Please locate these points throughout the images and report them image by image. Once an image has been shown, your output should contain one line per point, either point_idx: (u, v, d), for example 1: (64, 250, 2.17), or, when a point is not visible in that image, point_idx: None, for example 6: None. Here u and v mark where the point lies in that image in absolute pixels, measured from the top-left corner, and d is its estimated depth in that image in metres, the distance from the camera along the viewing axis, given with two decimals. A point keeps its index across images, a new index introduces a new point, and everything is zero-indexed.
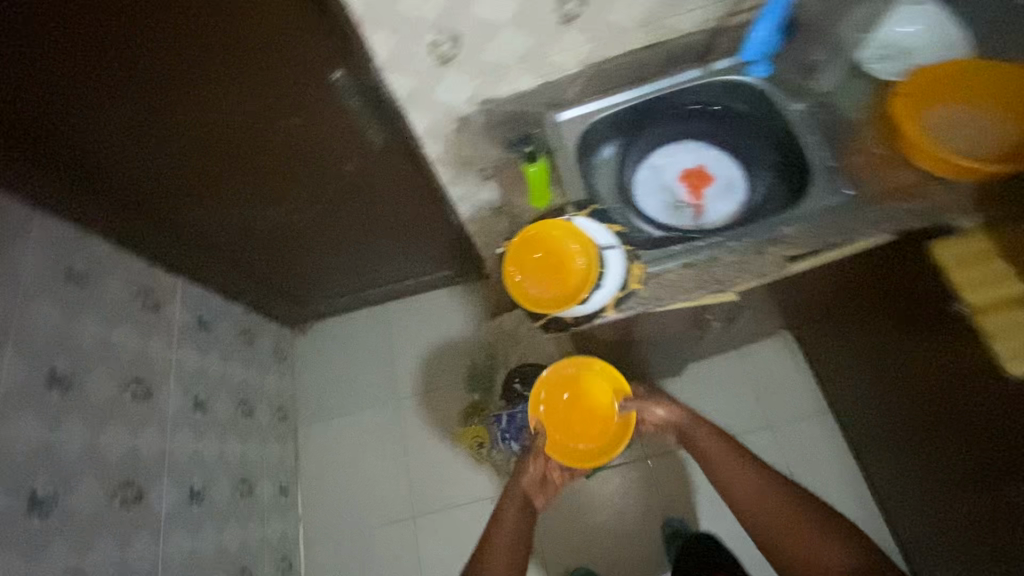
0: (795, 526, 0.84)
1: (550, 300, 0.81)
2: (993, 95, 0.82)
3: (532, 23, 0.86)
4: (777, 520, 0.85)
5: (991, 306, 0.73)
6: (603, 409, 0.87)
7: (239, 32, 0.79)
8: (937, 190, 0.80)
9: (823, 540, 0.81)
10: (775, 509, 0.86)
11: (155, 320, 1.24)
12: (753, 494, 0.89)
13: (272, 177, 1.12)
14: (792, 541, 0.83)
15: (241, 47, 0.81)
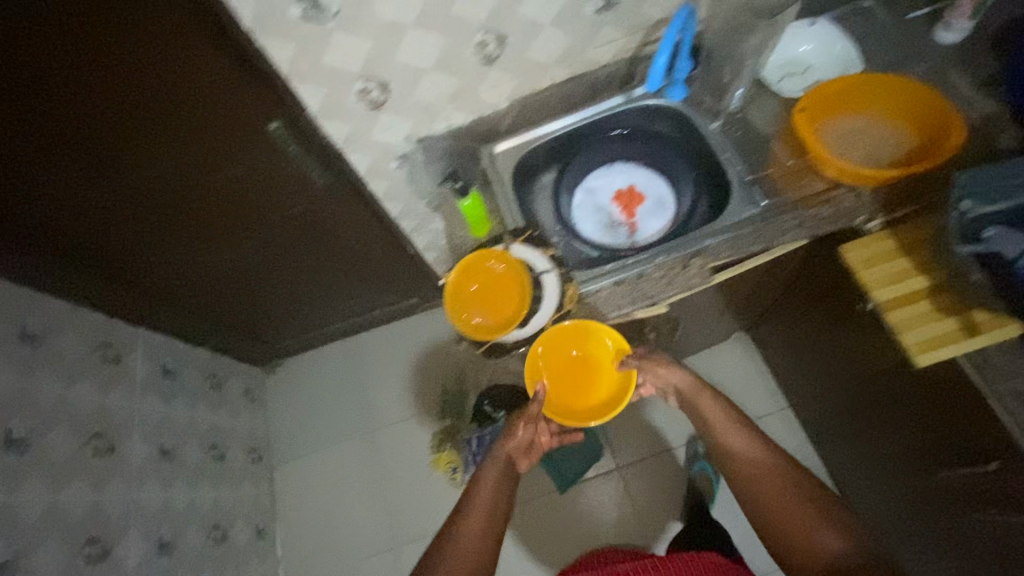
0: (797, 506, 0.71)
1: (489, 326, 0.86)
2: (886, 108, 0.90)
3: (456, 66, 0.90)
4: (777, 498, 0.72)
5: (895, 301, 0.78)
6: (602, 368, 0.87)
7: (173, 92, 0.82)
8: (844, 197, 0.86)
9: (825, 524, 0.68)
10: (778, 485, 0.72)
11: (115, 373, 1.25)
12: (756, 467, 0.75)
13: (222, 223, 1.14)
14: (795, 523, 0.70)
15: (178, 106, 0.85)
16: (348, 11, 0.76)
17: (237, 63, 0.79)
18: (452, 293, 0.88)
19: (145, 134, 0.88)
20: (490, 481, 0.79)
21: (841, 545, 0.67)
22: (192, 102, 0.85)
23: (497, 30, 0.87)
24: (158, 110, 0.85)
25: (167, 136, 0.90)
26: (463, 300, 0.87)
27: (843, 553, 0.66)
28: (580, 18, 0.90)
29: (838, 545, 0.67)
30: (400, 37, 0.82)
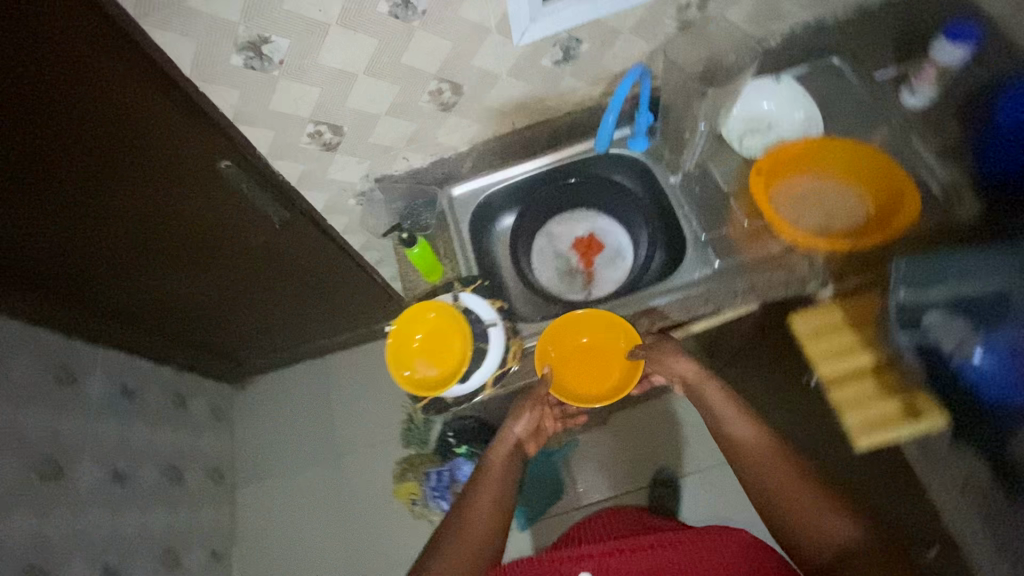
0: (808, 491, 0.65)
1: (431, 382, 0.84)
2: (843, 173, 0.88)
3: (410, 112, 0.89)
4: (787, 484, 0.66)
5: (840, 378, 0.82)
6: (613, 352, 0.86)
7: (118, 143, 0.77)
8: (799, 262, 0.84)
9: (835, 510, 0.64)
10: (789, 472, 0.67)
11: (70, 395, 1.23)
12: (763, 454, 0.70)
13: (179, 256, 1.11)
14: (803, 508, 0.64)
15: (123, 155, 0.80)
16: (294, 61, 0.74)
17: (180, 107, 0.75)
18: (394, 346, 0.85)
19: (92, 185, 0.83)
20: (495, 469, 0.79)
21: (853, 533, 0.62)
22: (138, 151, 0.80)
23: (452, 79, 0.85)
24: (104, 162, 0.80)
25: (116, 185, 0.85)
26: (405, 352, 0.85)
27: (854, 540, 0.61)
28: (538, 70, 0.89)
29: (848, 532, 0.62)
30: (351, 85, 0.81)
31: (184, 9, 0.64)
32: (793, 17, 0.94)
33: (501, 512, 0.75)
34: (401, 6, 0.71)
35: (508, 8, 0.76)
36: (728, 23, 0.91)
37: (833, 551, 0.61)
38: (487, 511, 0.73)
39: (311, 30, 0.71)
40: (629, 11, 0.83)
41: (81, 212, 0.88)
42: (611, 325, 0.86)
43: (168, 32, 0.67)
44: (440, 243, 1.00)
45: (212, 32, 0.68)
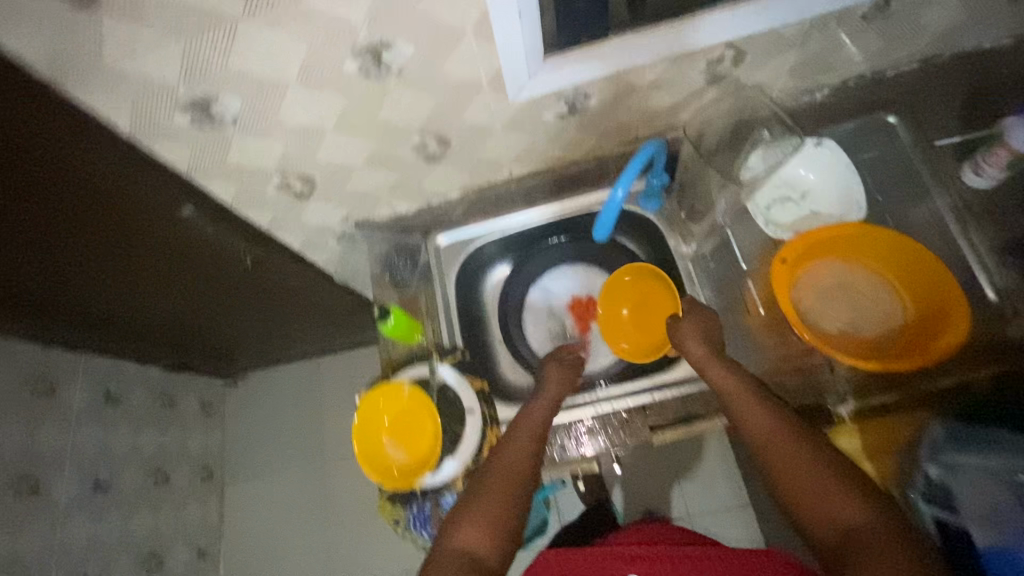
0: (813, 470, 0.59)
1: (409, 471, 0.76)
2: (881, 265, 0.77)
3: (392, 163, 0.79)
4: (789, 459, 0.61)
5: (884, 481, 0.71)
6: (638, 295, 0.87)
7: (66, 191, 0.67)
8: (819, 372, 0.75)
9: (839, 488, 0.57)
10: (795, 448, 0.61)
11: (47, 407, 1.21)
12: (765, 429, 0.64)
13: (152, 283, 1.03)
14: (804, 486, 0.59)
15: (75, 202, 0.69)
16: (249, 119, 0.64)
17: (128, 157, 0.65)
18: (362, 444, 0.77)
19: (48, 229, 0.74)
20: (525, 424, 0.72)
21: (859, 515, 0.54)
22: (92, 198, 0.70)
23: (438, 133, 0.74)
24: (57, 209, 0.70)
25: (73, 227, 0.75)
26: (376, 447, 0.77)
27: (856, 521, 0.54)
28: (539, 123, 0.77)
29: (858, 516, 0.54)
30: (320, 139, 0.71)
31: (109, 73, 0.54)
32: (846, 69, 0.80)
33: (533, 464, 0.68)
34: (372, 64, 0.60)
35: (502, 66, 0.64)
36: (767, 77, 0.78)
37: (835, 535, 0.55)
38: (510, 466, 0.66)
39: (267, 88, 0.61)
40: (648, 66, 0.70)
41: (40, 250, 0.79)
42: (615, 282, 0.89)
43: (94, 96, 0.56)
44: (423, 298, 0.91)
45: (148, 94, 0.57)
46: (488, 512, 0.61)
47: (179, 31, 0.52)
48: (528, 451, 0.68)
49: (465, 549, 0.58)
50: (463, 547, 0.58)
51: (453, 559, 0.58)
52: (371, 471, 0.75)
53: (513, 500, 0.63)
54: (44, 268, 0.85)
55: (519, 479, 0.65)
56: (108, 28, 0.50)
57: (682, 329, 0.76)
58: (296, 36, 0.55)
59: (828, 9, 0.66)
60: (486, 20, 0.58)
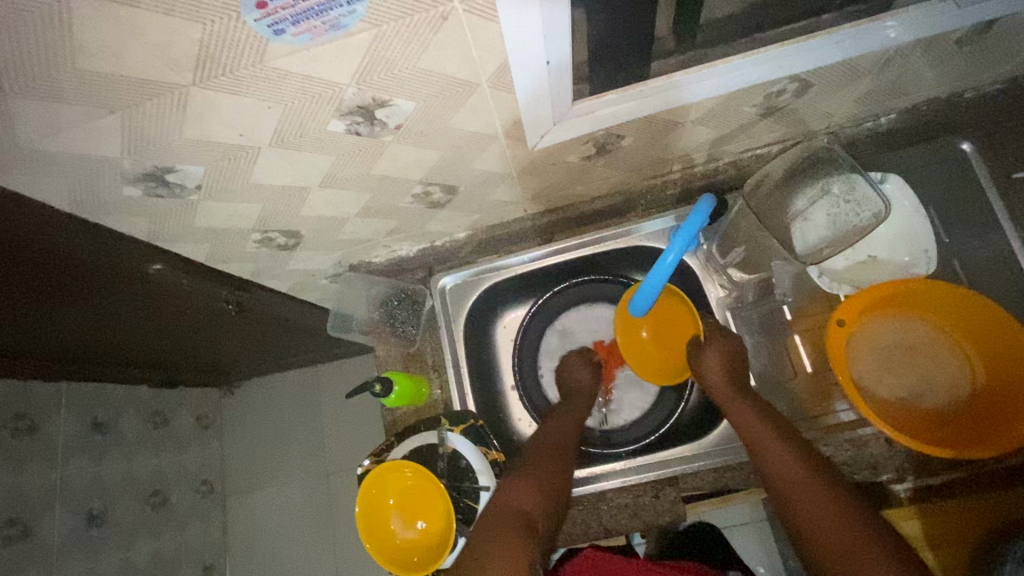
0: (834, 527, 0.52)
1: (428, 555, 0.69)
2: (949, 328, 0.68)
3: (389, 211, 0.68)
4: (819, 509, 0.53)
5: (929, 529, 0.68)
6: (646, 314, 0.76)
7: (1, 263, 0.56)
8: (875, 446, 0.66)
9: (871, 544, 0.49)
10: (825, 498, 0.54)
11: (30, 447, 1.12)
12: (791, 478, 0.57)
13: (124, 327, 0.91)
14: (832, 537, 0.51)
15: (18, 271, 0.59)
16: (216, 185, 0.53)
17: (73, 230, 0.54)
18: (373, 537, 0.70)
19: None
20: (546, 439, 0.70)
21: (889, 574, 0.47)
22: (36, 264, 0.59)
23: (444, 182, 0.63)
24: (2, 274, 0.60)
25: (21, 289, 0.64)
26: (387, 535, 0.70)
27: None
28: (561, 165, 0.66)
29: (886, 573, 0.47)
30: (303, 197, 0.59)
31: (33, 152, 0.42)
32: (919, 92, 0.68)
33: (564, 477, 0.66)
34: (363, 123, 0.48)
35: (523, 115, 0.53)
36: (826, 107, 0.66)
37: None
38: (555, 451, 0.68)
39: (234, 154, 0.49)
40: (694, 105, 0.58)
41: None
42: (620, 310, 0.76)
43: (20, 176, 0.44)
44: (430, 350, 0.83)
45: (88, 169, 0.46)
46: (542, 483, 0.63)
47: (115, 105, 0.40)
48: (564, 448, 0.69)
49: (517, 505, 0.60)
50: (517, 504, 0.60)
51: (504, 509, 0.60)
52: (387, 562, 0.69)
53: (552, 495, 0.63)
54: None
55: (563, 469, 0.67)
56: (20, 106, 0.38)
57: (706, 360, 0.69)
58: (266, 100, 0.43)
59: (918, 37, 0.54)
60: (505, 71, 0.46)
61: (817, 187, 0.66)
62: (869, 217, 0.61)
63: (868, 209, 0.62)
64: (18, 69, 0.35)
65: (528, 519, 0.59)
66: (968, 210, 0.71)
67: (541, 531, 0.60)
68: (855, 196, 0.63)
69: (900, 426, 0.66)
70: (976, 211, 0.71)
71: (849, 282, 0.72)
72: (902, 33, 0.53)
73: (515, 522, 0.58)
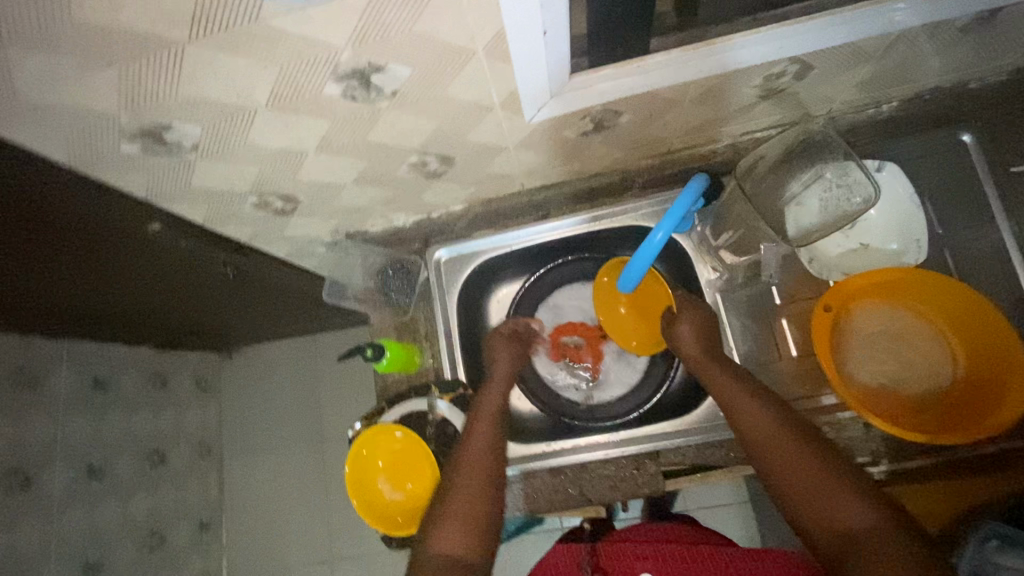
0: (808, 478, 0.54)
1: (412, 515, 0.72)
2: (937, 316, 0.68)
3: (385, 179, 0.69)
4: (796, 461, 0.55)
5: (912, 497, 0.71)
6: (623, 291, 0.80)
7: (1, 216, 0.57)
8: (854, 430, 0.68)
9: (844, 487, 0.52)
10: (802, 452, 0.55)
11: (31, 400, 1.14)
12: (767, 432, 0.58)
13: (124, 287, 0.93)
14: (809, 491, 0.53)
15: (19, 225, 0.60)
16: (213, 145, 0.53)
17: (71, 184, 0.54)
18: (360, 495, 0.73)
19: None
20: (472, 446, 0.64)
21: (866, 521, 0.50)
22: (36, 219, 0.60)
23: (440, 152, 0.64)
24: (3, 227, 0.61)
25: (21, 243, 0.65)
26: (374, 495, 0.73)
27: (863, 527, 0.49)
28: (558, 140, 0.66)
29: (863, 520, 0.50)
30: (300, 162, 0.60)
31: (31, 105, 0.43)
32: (922, 80, 0.67)
33: (491, 504, 0.60)
34: (359, 87, 0.49)
35: (519, 86, 0.53)
36: (827, 91, 0.66)
37: (841, 536, 0.50)
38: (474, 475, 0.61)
39: (230, 114, 0.49)
40: (692, 84, 0.58)
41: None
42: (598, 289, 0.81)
43: (18, 128, 0.45)
44: (422, 320, 0.84)
45: (84, 124, 0.47)
46: (469, 510, 0.58)
47: (110, 59, 0.40)
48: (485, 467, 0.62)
49: (447, 557, 0.55)
50: (446, 556, 0.55)
51: (434, 566, 0.54)
52: (374, 519, 0.72)
53: (483, 528, 0.58)
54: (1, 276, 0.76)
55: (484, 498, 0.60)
56: (17, 57, 0.38)
57: (680, 330, 0.71)
58: (262, 60, 0.43)
59: (921, 22, 0.54)
60: (501, 40, 0.46)
61: (812, 172, 0.67)
62: (859, 202, 0.61)
63: (860, 192, 0.61)
64: (13, 19, 0.35)
65: (462, 569, 0.54)
66: (963, 202, 0.71)
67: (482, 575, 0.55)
68: (847, 180, 0.63)
69: (883, 412, 0.67)
70: (972, 203, 0.71)
71: (840, 268, 0.72)
72: (904, 17, 0.53)
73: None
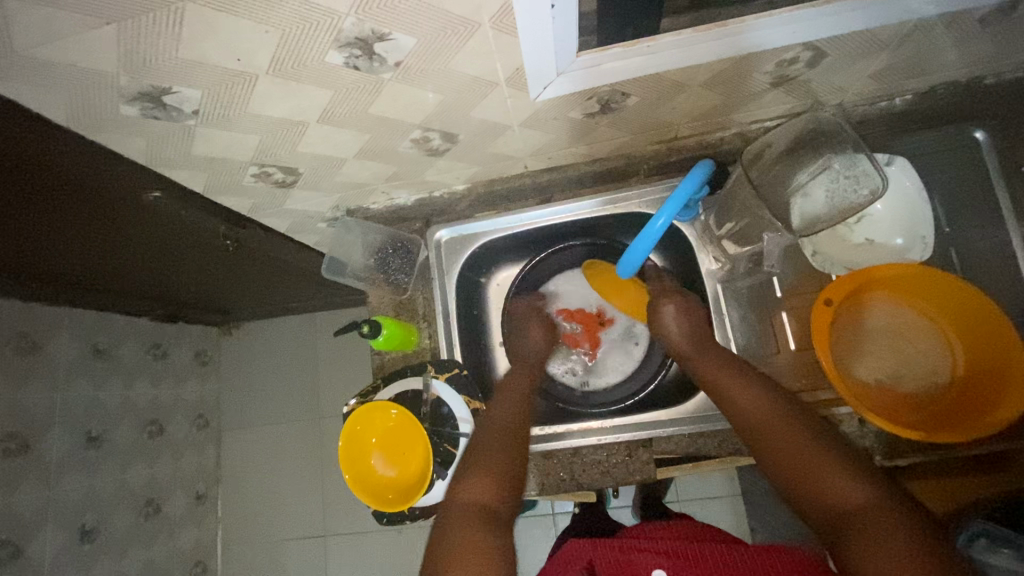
0: (806, 458, 0.55)
1: (403, 493, 0.72)
2: (940, 315, 0.68)
3: (387, 154, 0.68)
4: (793, 440, 0.57)
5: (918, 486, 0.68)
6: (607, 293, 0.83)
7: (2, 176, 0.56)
8: (848, 424, 0.67)
9: (840, 466, 0.54)
10: (800, 434, 0.57)
11: (32, 366, 1.15)
12: (767, 415, 0.60)
13: (124, 255, 0.93)
14: (806, 468, 0.55)
15: (18, 186, 0.59)
16: (213, 111, 0.53)
17: (69, 145, 0.54)
18: (352, 469, 0.72)
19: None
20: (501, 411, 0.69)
21: (857, 494, 0.51)
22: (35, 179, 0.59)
23: (443, 128, 0.63)
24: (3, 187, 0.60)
25: (21, 205, 0.65)
26: (367, 471, 0.73)
27: (852, 498, 0.51)
28: (563, 121, 0.65)
29: (855, 494, 0.51)
30: (301, 133, 0.59)
31: (30, 60, 0.42)
32: (938, 73, 0.66)
33: (517, 471, 0.63)
34: (362, 57, 0.48)
35: (525, 63, 0.52)
36: (839, 82, 0.65)
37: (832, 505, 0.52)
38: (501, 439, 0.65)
39: (231, 80, 0.49)
40: (702, 67, 0.57)
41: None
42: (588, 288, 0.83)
43: (16, 83, 0.44)
44: (420, 300, 0.84)
45: (83, 83, 0.46)
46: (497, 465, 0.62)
47: (108, 15, 0.39)
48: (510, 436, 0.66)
49: (473, 504, 0.58)
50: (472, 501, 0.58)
51: (463, 512, 0.57)
52: (366, 495, 0.71)
53: (509, 485, 0.61)
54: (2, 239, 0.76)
55: (511, 462, 0.63)
56: (15, 8, 0.38)
57: (664, 318, 0.73)
58: (264, 23, 0.42)
59: (939, 12, 0.52)
60: (508, 12, 0.45)
61: (820, 161, 0.65)
62: (866, 194, 0.60)
63: (867, 185, 0.60)
64: None
65: (486, 514, 0.57)
66: (972, 200, 0.70)
67: (503, 524, 0.57)
68: (855, 172, 0.61)
69: (879, 407, 0.66)
70: (980, 202, 0.70)
71: (842, 262, 0.72)
72: (924, 5, 0.52)
73: (475, 524, 0.56)
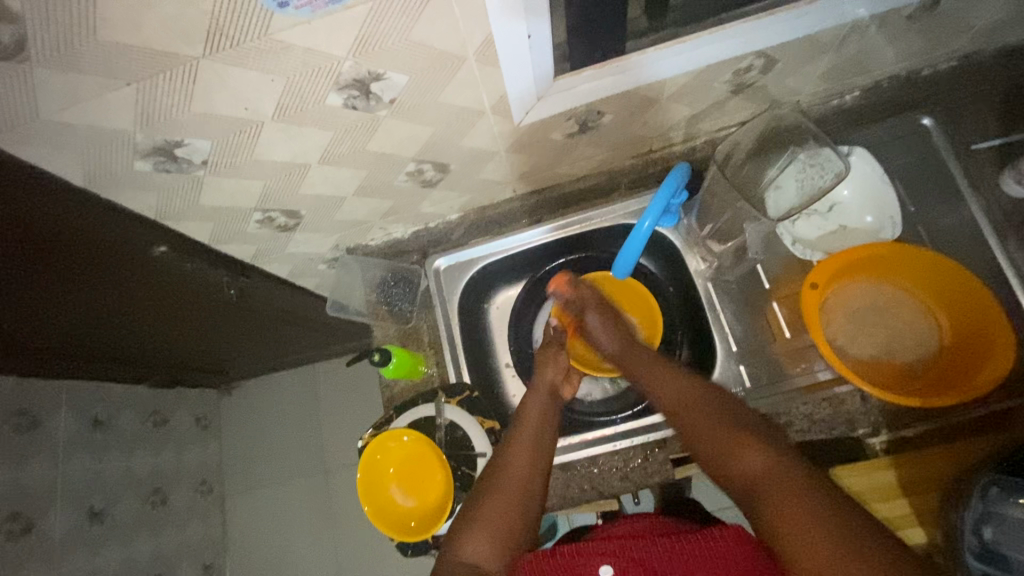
0: (720, 437, 0.59)
1: (425, 520, 0.71)
2: (925, 287, 0.71)
3: (383, 191, 0.72)
4: (708, 433, 0.60)
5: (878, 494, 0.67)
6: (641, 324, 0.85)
7: (14, 242, 0.58)
8: (852, 402, 0.69)
9: (750, 441, 0.57)
10: (711, 419, 0.61)
11: (31, 443, 1.13)
12: (681, 403, 0.65)
13: (124, 320, 0.93)
14: (717, 449, 0.59)
15: (31, 250, 0.61)
16: (220, 159, 0.56)
17: (82, 206, 0.56)
18: (372, 501, 0.72)
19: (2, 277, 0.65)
20: (518, 458, 0.67)
21: (764, 465, 0.54)
22: (46, 246, 0.61)
23: (435, 160, 0.68)
24: (13, 260, 0.62)
25: (32, 273, 0.67)
26: (386, 502, 0.72)
27: (758, 472, 0.54)
28: (546, 143, 0.70)
29: (763, 465, 0.54)
30: (303, 175, 0.63)
31: (53, 123, 0.45)
32: (876, 69, 0.73)
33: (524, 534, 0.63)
34: (359, 96, 0.52)
35: (508, 90, 0.57)
36: (793, 84, 0.71)
37: (748, 485, 0.54)
38: (510, 492, 0.64)
39: (240, 128, 0.53)
40: (668, 81, 0.62)
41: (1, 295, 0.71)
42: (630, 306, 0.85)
43: (39, 146, 0.47)
44: (425, 328, 0.86)
45: (100, 142, 0.49)
46: (501, 521, 0.62)
47: (130, 75, 0.43)
48: (524, 488, 0.65)
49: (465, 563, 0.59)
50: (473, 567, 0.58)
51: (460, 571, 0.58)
52: (387, 527, 0.71)
53: (516, 538, 0.62)
54: (9, 311, 0.77)
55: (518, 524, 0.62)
56: (42, 78, 0.41)
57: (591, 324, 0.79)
58: (271, 72, 0.47)
59: (870, 12, 0.59)
60: (490, 44, 0.50)
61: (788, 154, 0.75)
62: (831, 177, 0.69)
63: (830, 169, 0.69)
64: (42, 37, 0.38)
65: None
66: (930, 180, 0.76)
67: None
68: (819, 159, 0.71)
69: (875, 380, 0.69)
70: (937, 180, 0.75)
71: (821, 248, 0.76)
72: (855, 9, 0.58)
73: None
